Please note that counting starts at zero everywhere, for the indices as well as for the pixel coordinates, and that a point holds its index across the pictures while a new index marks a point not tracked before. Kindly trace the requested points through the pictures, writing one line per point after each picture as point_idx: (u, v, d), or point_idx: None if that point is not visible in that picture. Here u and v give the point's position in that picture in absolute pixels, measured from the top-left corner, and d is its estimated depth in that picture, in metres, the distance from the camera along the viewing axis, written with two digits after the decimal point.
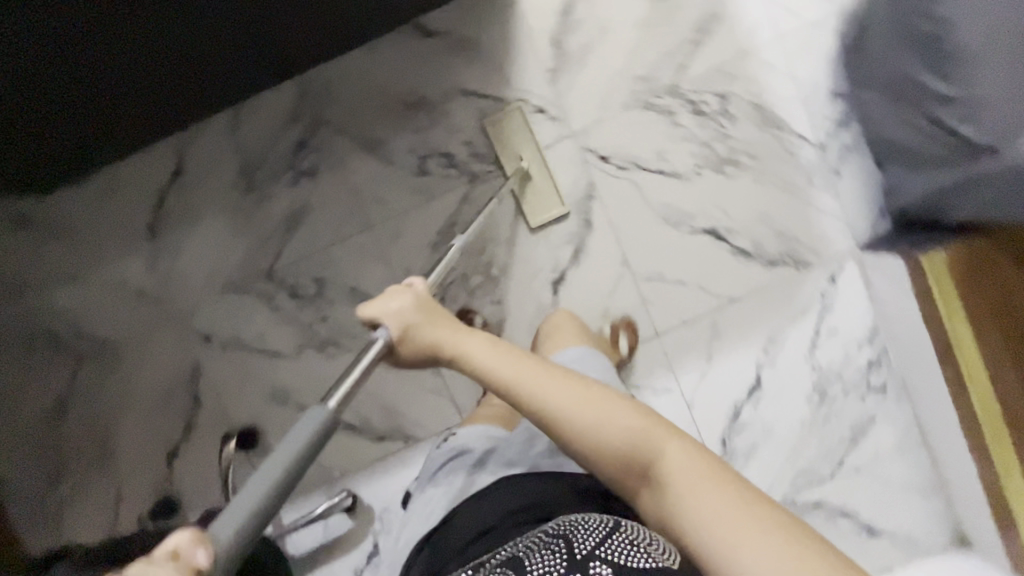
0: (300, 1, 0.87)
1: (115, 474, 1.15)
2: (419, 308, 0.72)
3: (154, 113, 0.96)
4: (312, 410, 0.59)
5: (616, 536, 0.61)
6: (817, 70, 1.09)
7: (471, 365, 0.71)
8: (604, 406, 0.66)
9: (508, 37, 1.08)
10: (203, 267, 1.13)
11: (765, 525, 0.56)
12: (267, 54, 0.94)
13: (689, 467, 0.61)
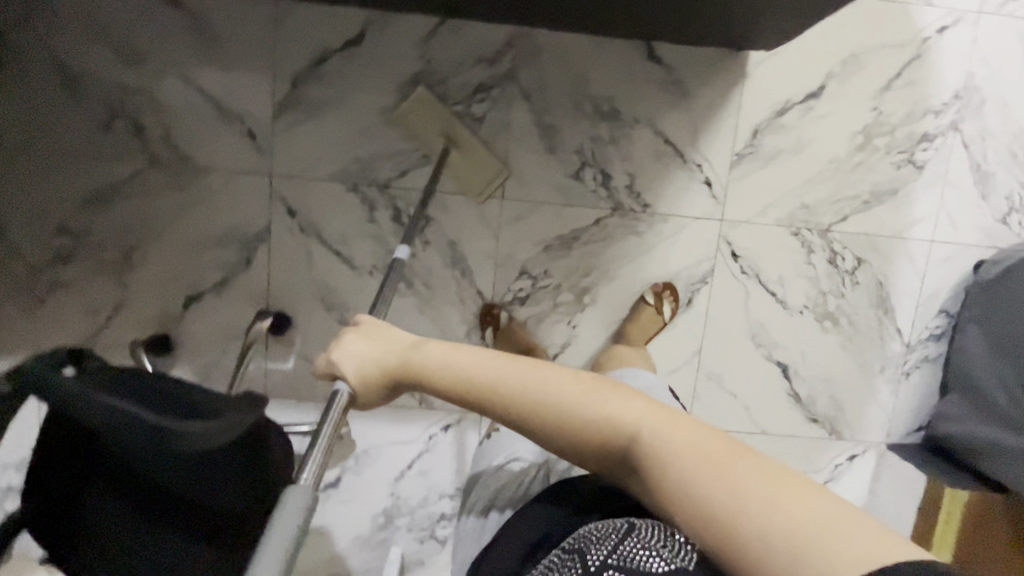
0: None
1: (129, 287, 1.08)
2: (363, 335, 0.69)
3: None
4: (292, 489, 0.54)
5: (628, 541, 0.61)
6: (942, 284, 1.16)
7: (423, 374, 0.66)
8: (561, 393, 0.60)
9: (719, 103, 1.08)
10: (325, 145, 1.07)
11: (776, 490, 0.49)
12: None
13: (670, 437, 0.55)
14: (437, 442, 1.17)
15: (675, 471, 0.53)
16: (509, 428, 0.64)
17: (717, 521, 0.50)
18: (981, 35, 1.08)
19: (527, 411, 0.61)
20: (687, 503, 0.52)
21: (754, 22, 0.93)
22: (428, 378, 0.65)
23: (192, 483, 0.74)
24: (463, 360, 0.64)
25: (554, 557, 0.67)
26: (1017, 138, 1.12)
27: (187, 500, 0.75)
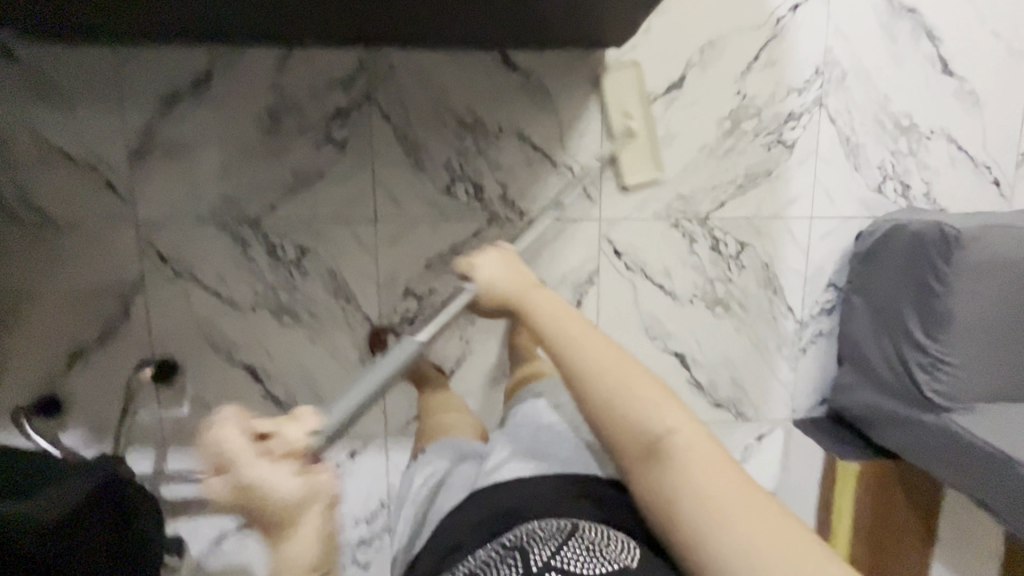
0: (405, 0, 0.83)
1: (6, 353, 1.06)
2: (501, 266, 0.92)
3: (206, 21, 0.88)
4: (408, 340, 0.87)
5: (572, 543, 0.68)
6: (826, 258, 1.17)
7: (533, 318, 0.85)
8: (626, 374, 0.72)
9: (582, 103, 1.08)
10: (190, 188, 1.06)
11: (764, 517, 0.59)
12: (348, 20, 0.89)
13: (698, 443, 0.66)
14: (345, 468, 1.17)
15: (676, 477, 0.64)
16: (567, 386, 0.77)
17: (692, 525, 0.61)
18: (834, 8, 1.09)
19: (594, 373, 0.73)
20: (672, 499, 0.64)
21: (592, 20, 0.93)
22: (539, 320, 0.84)
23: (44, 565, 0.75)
24: (564, 320, 0.81)
25: (493, 552, 0.71)
26: (883, 108, 1.13)
27: None
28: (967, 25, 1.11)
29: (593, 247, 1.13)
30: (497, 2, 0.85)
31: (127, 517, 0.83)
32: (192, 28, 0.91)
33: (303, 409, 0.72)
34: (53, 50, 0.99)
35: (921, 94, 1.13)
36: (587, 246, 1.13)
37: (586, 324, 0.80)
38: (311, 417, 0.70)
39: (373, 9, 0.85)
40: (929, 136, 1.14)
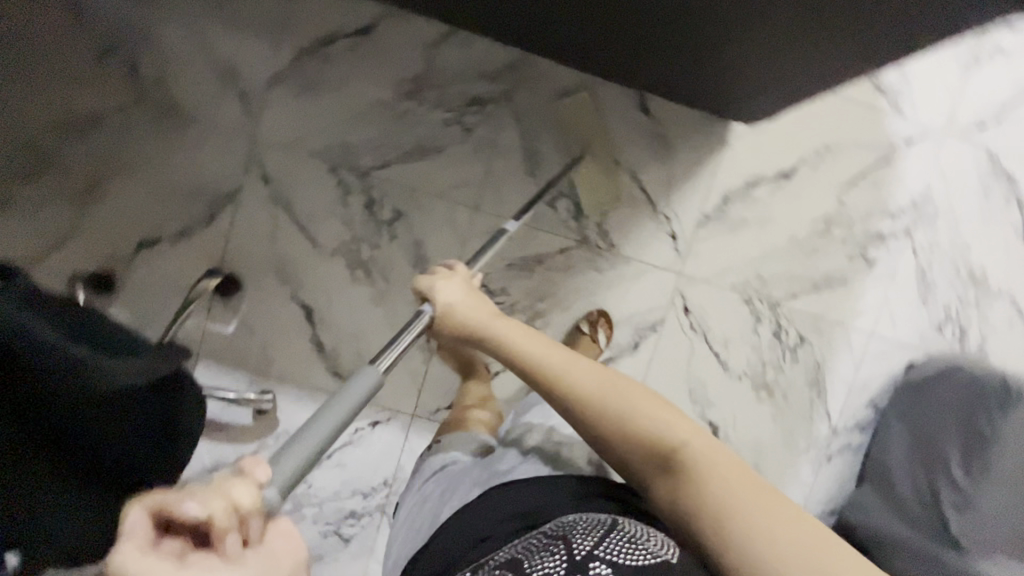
0: (592, 20, 0.89)
1: (84, 218, 1.07)
2: (463, 291, 0.82)
3: None
4: (365, 369, 0.62)
5: (614, 536, 0.64)
6: (874, 377, 1.21)
7: (507, 347, 0.76)
8: (622, 393, 0.68)
9: (697, 164, 1.13)
10: (315, 122, 1.08)
11: (793, 525, 0.56)
12: (529, 21, 0.94)
13: (712, 453, 0.62)
14: (361, 436, 1.15)
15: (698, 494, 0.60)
16: (562, 414, 0.71)
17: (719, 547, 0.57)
18: (942, 155, 1.17)
19: (591, 396, 0.68)
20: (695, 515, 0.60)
21: (740, 94, 0.99)
22: (507, 349, 0.75)
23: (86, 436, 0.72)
24: (540, 347, 0.74)
25: (535, 540, 0.66)
26: (962, 255, 1.19)
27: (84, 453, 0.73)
28: None
29: (666, 298, 1.16)
30: (668, 50, 0.91)
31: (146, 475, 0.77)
32: None
33: (245, 463, 0.41)
34: None
35: (998, 256, 1.19)
36: (662, 296, 1.16)
37: (567, 351, 0.74)
38: (259, 467, 0.41)
39: (556, 20, 0.90)
40: (996, 294, 1.20)
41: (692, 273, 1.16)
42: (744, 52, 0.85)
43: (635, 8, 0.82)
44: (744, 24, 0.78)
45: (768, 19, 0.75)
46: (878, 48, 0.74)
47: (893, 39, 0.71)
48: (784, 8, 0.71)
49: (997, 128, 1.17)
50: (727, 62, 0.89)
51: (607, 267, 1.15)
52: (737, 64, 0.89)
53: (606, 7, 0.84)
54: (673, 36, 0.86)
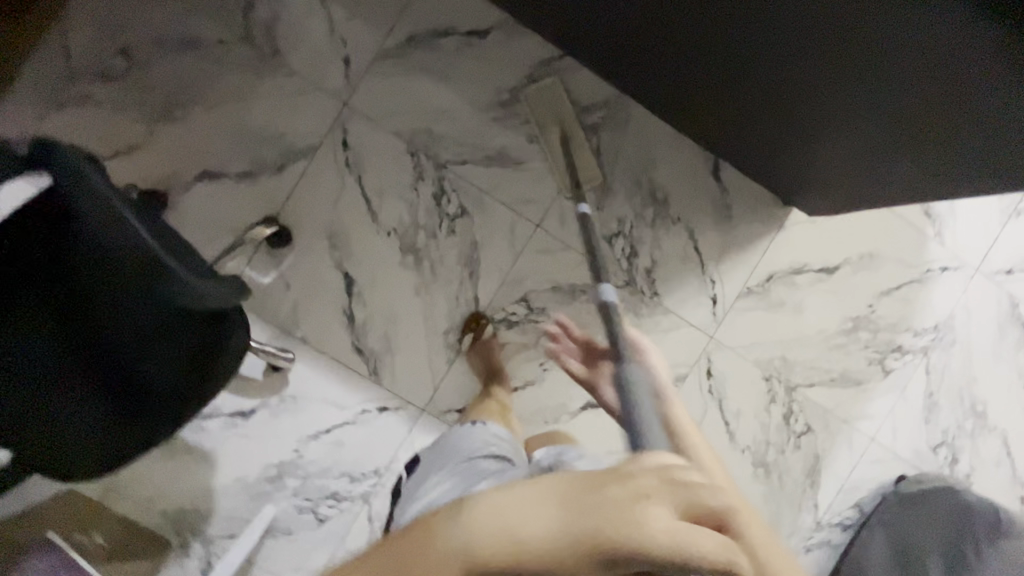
0: (704, 82, 0.93)
1: (155, 134, 1.05)
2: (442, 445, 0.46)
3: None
4: None
5: None
6: (866, 481, 1.24)
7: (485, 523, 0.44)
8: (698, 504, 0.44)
9: (751, 239, 1.18)
10: (407, 104, 1.10)
11: None
12: (641, 65, 0.99)
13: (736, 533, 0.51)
14: (366, 418, 1.13)
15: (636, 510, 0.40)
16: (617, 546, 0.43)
17: (607, 537, 0.40)
18: (971, 289, 1.24)
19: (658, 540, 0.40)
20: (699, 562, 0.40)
21: (813, 183, 1.04)
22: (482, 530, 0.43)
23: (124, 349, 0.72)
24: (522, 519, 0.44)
25: None
26: (969, 386, 1.25)
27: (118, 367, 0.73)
28: None
29: (693, 357, 1.19)
30: (762, 127, 0.96)
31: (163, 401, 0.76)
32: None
33: None
34: None
35: (1001, 395, 1.26)
36: (690, 353, 1.19)
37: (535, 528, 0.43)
38: None
39: (669, 70, 0.95)
40: (992, 430, 1.26)
41: (723, 339, 1.19)
42: (833, 146, 0.90)
43: (747, 86, 0.87)
44: (843, 125, 0.83)
45: (867, 125, 0.80)
46: (963, 170, 0.79)
47: (975, 169, 0.77)
48: (885, 119, 0.77)
49: None
50: (815, 152, 0.95)
51: (645, 313, 1.17)
52: (822, 156, 0.95)
53: (719, 79, 0.89)
54: (775, 117, 0.91)
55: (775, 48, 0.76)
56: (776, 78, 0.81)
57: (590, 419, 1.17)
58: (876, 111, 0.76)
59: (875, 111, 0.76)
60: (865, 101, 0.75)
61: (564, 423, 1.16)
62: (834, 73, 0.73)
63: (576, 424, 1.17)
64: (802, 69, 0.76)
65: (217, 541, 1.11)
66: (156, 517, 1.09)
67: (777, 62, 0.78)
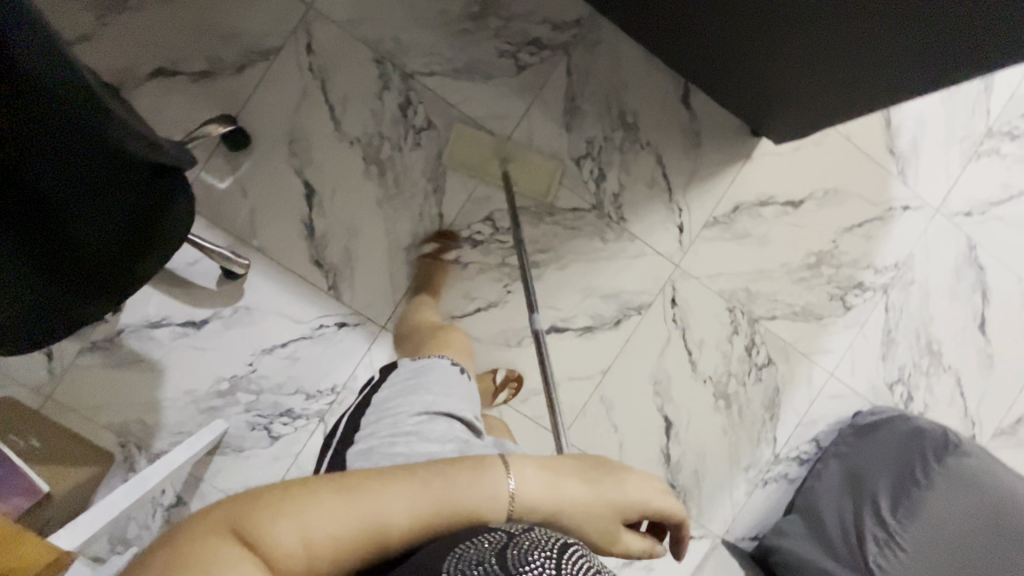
0: None
1: (106, 25, 1.01)
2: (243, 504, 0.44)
3: None
4: None
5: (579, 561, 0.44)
6: (824, 416, 1.25)
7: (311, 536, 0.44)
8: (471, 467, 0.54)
9: (719, 168, 1.18)
10: (375, 10, 1.07)
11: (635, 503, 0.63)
12: None
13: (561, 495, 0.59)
14: (323, 334, 1.10)
15: (485, 467, 0.54)
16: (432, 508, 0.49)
17: (458, 491, 0.51)
18: (931, 228, 1.26)
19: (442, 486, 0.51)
20: (545, 511, 0.57)
21: (776, 99, 1.04)
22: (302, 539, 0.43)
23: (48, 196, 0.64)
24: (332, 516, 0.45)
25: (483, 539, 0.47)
26: (926, 325, 1.27)
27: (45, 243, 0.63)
28: (1014, 307, 1.29)
29: (658, 285, 1.18)
30: (726, 17, 0.92)
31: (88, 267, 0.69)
32: None
33: None
34: None
35: (956, 335, 1.28)
36: (655, 281, 1.18)
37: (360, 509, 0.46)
38: None
39: None
40: (945, 369, 1.28)
41: (688, 268, 1.19)
42: (788, 38, 0.89)
43: None
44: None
45: (831, 1, 0.79)
46: (924, 60, 0.80)
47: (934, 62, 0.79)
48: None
49: (982, 219, 1.27)
50: (769, 49, 0.94)
51: (612, 238, 1.16)
52: (781, 53, 0.93)
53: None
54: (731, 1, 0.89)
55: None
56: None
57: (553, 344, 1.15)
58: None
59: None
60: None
61: (527, 347, 1.15)
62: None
63: (539, 347, 1.15)
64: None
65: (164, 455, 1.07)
66: (98, 428, 1.05)
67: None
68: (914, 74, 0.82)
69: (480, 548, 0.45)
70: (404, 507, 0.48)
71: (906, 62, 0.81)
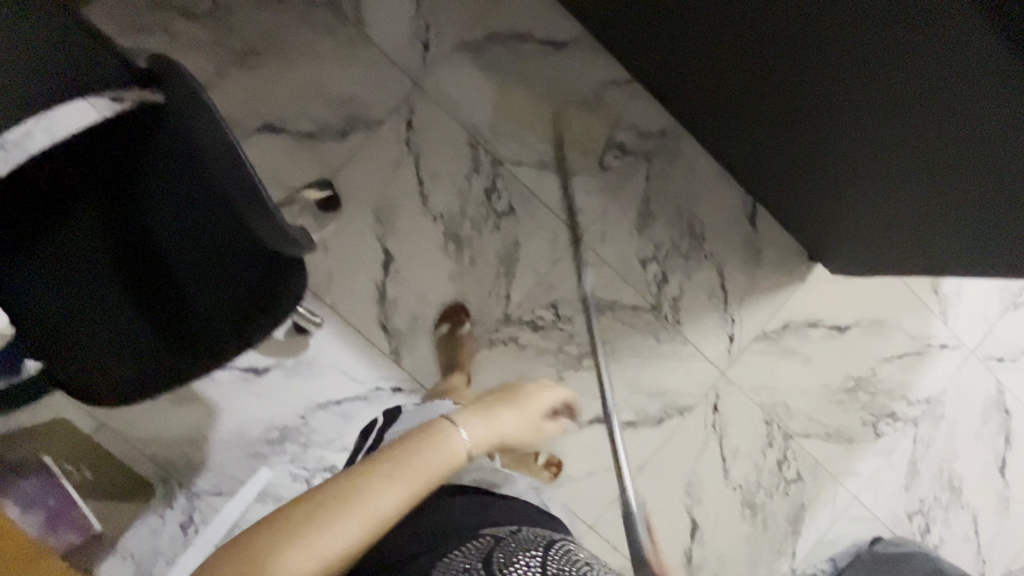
0: (746, 118, 0.97)
1: (223, 77, 1.05)
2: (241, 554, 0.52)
3: (621, 14, 1.01)
4: None
5: (551, 553, 0.57)
6: (843, 537, 1.28)
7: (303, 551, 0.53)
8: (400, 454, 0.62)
9: (775, 286, 1.23)
10: (476, 96, 1.12)
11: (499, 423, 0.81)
12: (698, 96, 1.03)
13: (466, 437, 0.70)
14: (378, 397, 1.11)
15: (436, 433, 0.67)
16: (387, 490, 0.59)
17: (409, 462, 0.62)
18: (964, 368, 1.31)
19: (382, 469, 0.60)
20: (464, 452, 0.68)
21: (841, 240, 1.09)
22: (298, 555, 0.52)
23: (182, 272, 0.73)
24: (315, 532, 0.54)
25: (474, 542, 0.61)
26: (949, 462, 1.31)
27: (173, 306, 0.73)
28: None
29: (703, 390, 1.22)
30: (799, 166, 0.98)
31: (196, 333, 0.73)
32: (601, 11, 1.04)
33: None
34: None
35: (977, 475, 1.32)
36: (701, 386, 1.22)
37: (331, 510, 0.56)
38: None
39: (723, 103, 0.99)
40: (963, 506, 1.32)
41: (733, 378, 1.23)
42: (851, 192, 0.93)
43: (793, 116, 0.88)
44: (913, 163, 0.78)
45: (897, 180, 0.83)
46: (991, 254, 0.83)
47: (1002, 261, 0.83)
48: (928, 160, 0.76)
49: (1013, 366, 1.32)
50: (833, 196, 0.98)
51: (665, 339, 1.20)
52: (850, 209, 0.98)
53: (800, 86, 0.81)
54: (832, 142, 0.86)
55: (827, 76, 0.76)
56: (866, 99, 0.74)
57: (597, 434, 1.18)
58: (962, 159, 0.72)
59: (958, 160, 0.72)
60: (968, 150, 0.70)
61: (570, 434, 1.17)
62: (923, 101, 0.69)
63: (583, 436, 1.18)
64: (872, 94, 0.73)
65: (203, 496, 1.08)
66: (146, 461, 1.06)
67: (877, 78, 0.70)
68: (977, 263, 0.88)
69: (469, 555, 0.58)
70: (390, 500, 0.58)
71: (972, 251, 0.86)
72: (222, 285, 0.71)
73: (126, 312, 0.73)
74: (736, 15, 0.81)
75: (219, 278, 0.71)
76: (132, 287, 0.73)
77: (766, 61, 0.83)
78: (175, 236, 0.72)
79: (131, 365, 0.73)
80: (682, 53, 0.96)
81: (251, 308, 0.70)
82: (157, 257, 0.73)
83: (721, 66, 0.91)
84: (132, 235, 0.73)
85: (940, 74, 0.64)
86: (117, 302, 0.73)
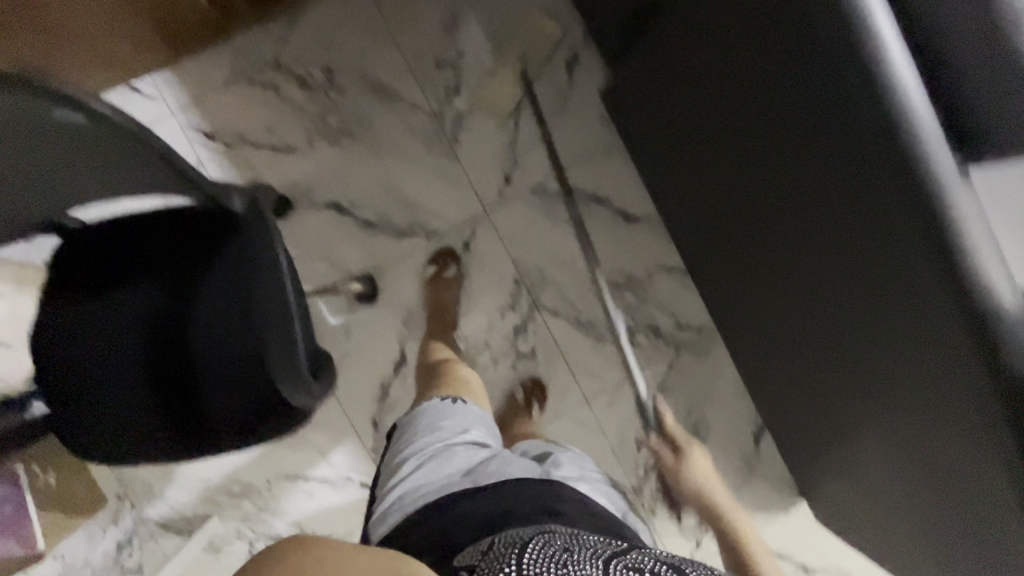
0: (776, 361, 0.98)
1: (312, 150, 1.09)
2: None
3: (687, 216, 1.03)
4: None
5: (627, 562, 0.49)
6: None
7: None
8: None
9: (755, 506, 1.22)
10: (537, 241, 1.14)
11: None
12: (736, 315, 1.04)
13: None
14: (344, 487, 1.12)
15: None
16: None
17: None
18: None
19: None
20: None
21: (832, 503, 1.07)
22: None
23: (194, 366, 0.74)
24: None
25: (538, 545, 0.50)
26: None
27: (178, 393, 0.75)
28: None
29: None
30: (811, 429, 0.97)
31: (194, 422, 0.75)
32: (671, 204, 1.06)
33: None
34: (594, 101, 1.13)
35: None
36: None
37: None
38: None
39: (758, 336, 1.00)
40: None
41: None
42: (857, 480, 0.92)
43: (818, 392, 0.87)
44: (926, 510, 0.76)
45: (899, 504, 0.82)
46: None
47: None
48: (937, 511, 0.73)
49: None
50: (837, 470, 0.96)
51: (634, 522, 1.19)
52: (847, 490, 0.97)
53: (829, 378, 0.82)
54: (853, 442, 0.85)
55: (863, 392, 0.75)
56: (892, 431, 0.74)
57: None
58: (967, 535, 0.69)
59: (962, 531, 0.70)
60: (964, 523, 0.69)
61: None
62: (912, 444, 0.71)
63: None
64: (905, 436, 0.71)
65: (149, 523, 1.09)
66: (110, 474, 1.08)
67: (906, 423, 0.70)
68: None
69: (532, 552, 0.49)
70: None
71: None
72: (230, 392, 0.74)
73: (134, 385, 0.75)
74: (785, 290, 0.82)
75: (230, 384, 0.74)
76: (146, 364, 0.75)
77: (796, 333, 0.85)
78: (198, 331, 0.74)
79: (130, 438, 0.76)
80: (731, 267, 0.99)
81: (257, 417, 0.75)
82: (175, 344, 0.75)
83: (765, 310, 0.92)
84: (161, 317, 0.75)
85: (949, 450, 0.64)
86: (127, 374, 0.75)
